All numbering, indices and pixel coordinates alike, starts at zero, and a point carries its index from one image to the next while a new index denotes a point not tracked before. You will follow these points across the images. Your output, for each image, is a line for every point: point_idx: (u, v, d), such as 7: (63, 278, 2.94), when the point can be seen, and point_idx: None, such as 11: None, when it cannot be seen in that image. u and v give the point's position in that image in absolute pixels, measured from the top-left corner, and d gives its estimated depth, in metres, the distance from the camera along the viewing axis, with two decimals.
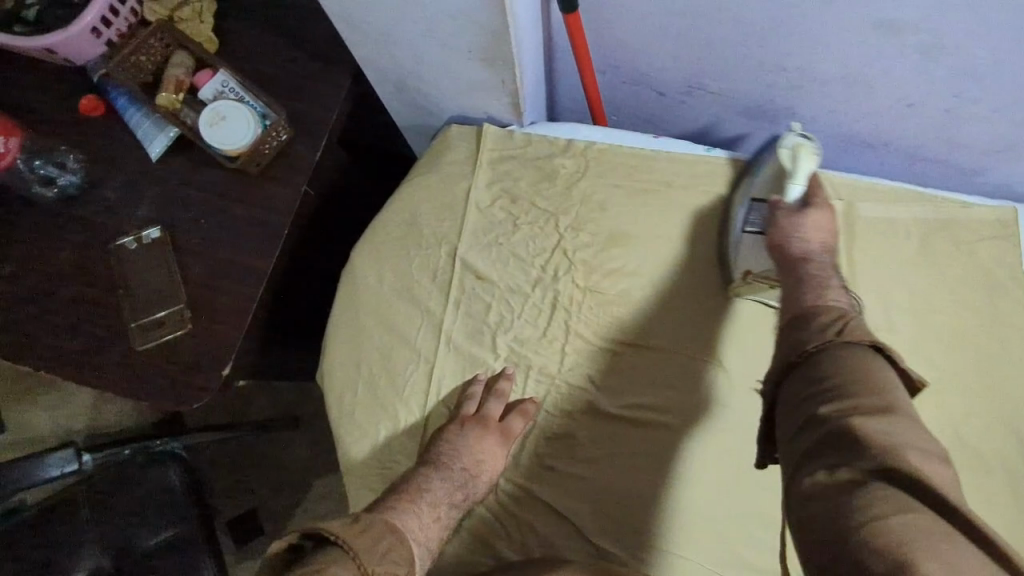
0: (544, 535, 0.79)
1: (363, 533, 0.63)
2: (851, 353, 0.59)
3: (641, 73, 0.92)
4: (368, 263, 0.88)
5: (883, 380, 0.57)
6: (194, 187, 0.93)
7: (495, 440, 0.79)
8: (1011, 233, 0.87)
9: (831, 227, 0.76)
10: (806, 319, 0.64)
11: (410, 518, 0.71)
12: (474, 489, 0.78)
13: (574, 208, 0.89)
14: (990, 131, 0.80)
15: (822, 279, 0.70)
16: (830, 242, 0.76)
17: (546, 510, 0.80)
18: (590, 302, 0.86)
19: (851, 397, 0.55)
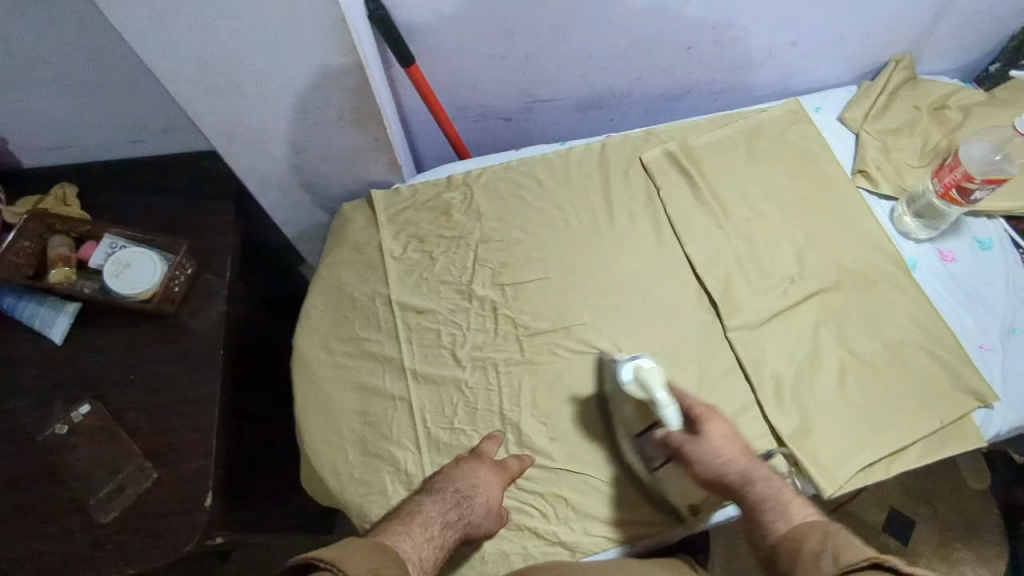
0: (572, 501, 0.81)
1: (350, 554, 0.58)
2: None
3: (485, 106, 1.09)
4: (313, 340, 0.90)
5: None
6: (110, 350, 0.90)
7: (489, 468, 0.78)
8: (802, 115, 1.11)
9: (729, 434, 0.76)
10: (794, 554, 0.63)
11: (404, 540, 0.66)
12: (471, 511, 0.74)
13: (475, 224, 0.99)
14: (751, 46, 1.05)
15: (780, 498, 0.71)
16: (744, 448, 0.76)
17: (568, 480, 0.82)
18: (525, 293, 0.94)
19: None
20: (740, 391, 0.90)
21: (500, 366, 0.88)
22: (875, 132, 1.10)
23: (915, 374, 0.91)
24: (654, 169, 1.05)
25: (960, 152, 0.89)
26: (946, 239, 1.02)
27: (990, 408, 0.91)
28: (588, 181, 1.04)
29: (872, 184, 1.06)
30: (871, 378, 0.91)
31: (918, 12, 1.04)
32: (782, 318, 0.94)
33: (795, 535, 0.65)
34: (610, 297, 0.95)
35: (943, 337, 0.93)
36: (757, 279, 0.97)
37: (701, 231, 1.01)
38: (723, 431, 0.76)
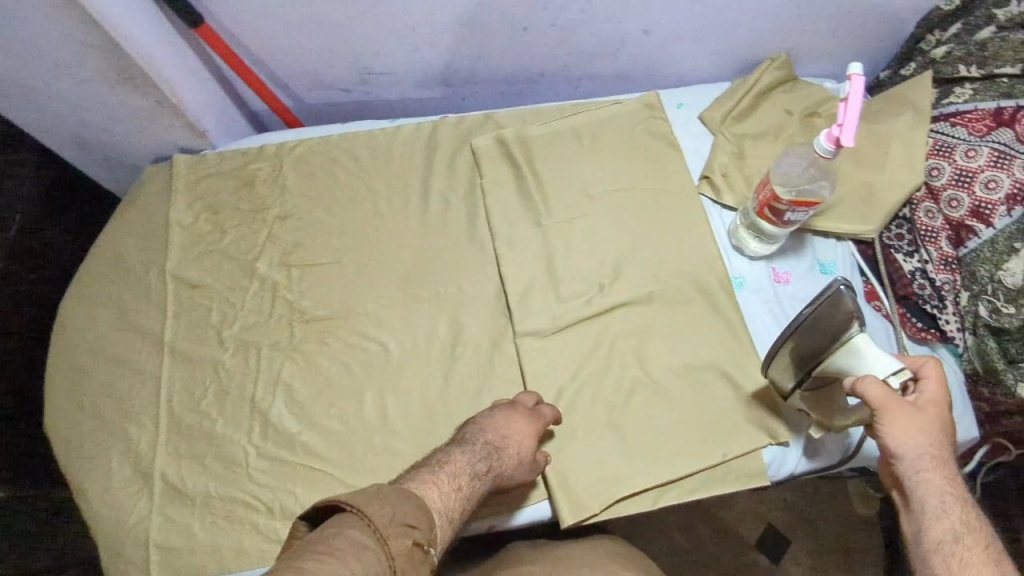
0: (303, 500, 0.76)
1: (380, 496, 0.54)
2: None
3: (315, 75, 1.02)
4: (81, 306, 0.87)
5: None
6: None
7: (523, 419, 0.76)
8: (658, 112, 1.03)
9: (913, 418, 0.65)
10: (925, 550, 0.63)
11: (437, 489, 0.61)
12: (502, 461, 0.72)
13: (277, 197, 0.94)
14: (597, 32, 0.97)
15: (947, 499, 0.64)
16: (939, 428, 0.66)
17: (305, 478, 0.78)
18: (312, 276, 0.90)
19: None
20: (515, 401, 0.84)
21: (264, 351, 0.84)
22: (733, 135, 1.02)
23: (705, 400, 0.85)
24: (482, 155, 0.98)
25: (771, 167, 0.85)
26: (782, 258, 0.94)
27: (783, 447, 0.84)
28: (409, 162, 0.98)
29: (716, 193, 0.98)
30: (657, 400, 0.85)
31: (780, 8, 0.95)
32: (579, 327, 0.89)
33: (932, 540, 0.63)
34: (402, 290, 0.90)
35: (747, 365, 0.86)
36: (564, 282, 0.91)
37: (516, 228, 0.95)
38: (918, 423, 0.65)
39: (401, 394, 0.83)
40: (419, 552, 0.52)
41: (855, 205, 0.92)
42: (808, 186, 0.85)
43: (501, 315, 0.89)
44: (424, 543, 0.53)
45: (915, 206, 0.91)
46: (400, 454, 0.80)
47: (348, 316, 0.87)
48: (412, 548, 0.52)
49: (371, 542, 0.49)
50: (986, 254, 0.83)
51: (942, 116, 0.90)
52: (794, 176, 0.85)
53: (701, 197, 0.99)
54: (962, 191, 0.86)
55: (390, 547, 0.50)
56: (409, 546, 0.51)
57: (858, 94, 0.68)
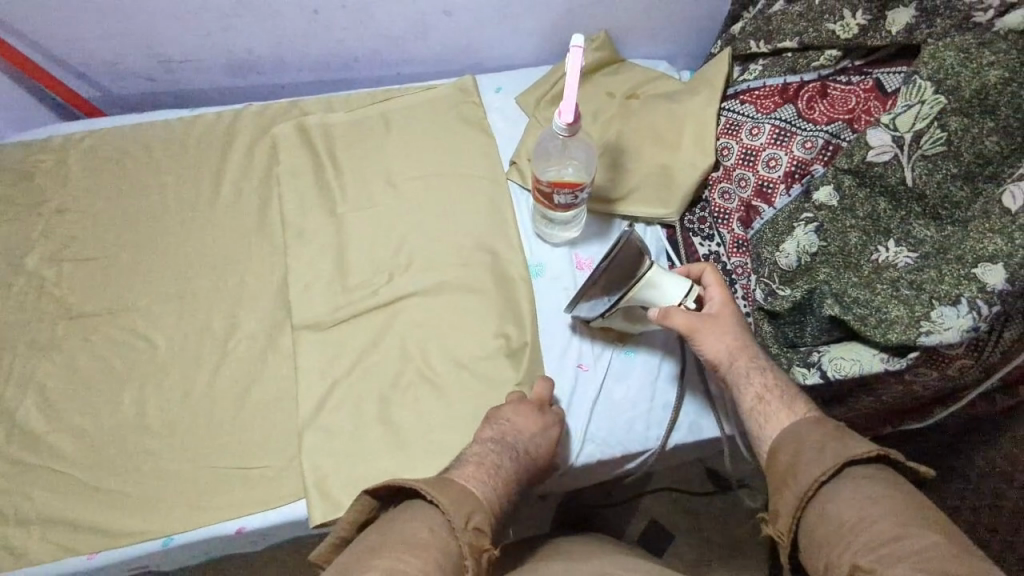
0: (38, 506, 0.74)
1: (449, 491, 0.58)
2: (781, 453, 0.62)
3: (110, 64, 0.98)
4: None
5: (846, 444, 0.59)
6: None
7: (543, 414, 0.75)
8: (471, 97, 1.00)
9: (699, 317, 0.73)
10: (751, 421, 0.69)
11: (493, 490, 0.63)
12: (537, 453, 0.72)
13: (56, 190, 0.91)
14: (395, 13, 0.96)
15: (751, 369, 0.70)
16: (729, 321, 0.73)
17: (48, 481, 0.75)
18: (83, 270, 0.86)
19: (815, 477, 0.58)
20: (284, 397, 0.81)
21: (24, 350, 0.81)
22: (547, 119, 0.98)
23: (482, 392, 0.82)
24: (280, 143, 0.95)
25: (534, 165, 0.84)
26: (588, 242, 0.91)
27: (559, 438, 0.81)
28: (204, 152, 0.95)
29: (522, 177, 0.94)
30: (430, 394, 0.82)
31: None
32: (360, 319, 0.85)
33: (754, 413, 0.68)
34: (181, 283, 0.86)
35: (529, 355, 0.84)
36: (353, 272, 0.88)
37: (309, 217, 0.91)
38: (716, 330, 0.72)
39: (163, 392, 0.80)
40: (490, 556, 0.55)
41: (654, 188, 0.90)
42: (574, 164, 0.83)
43: (282, 308, 0.86)
44: (491, 546, 0.55)
45: (711, 188, 0.89)
46: (153, 453, 0.77)
47: (117, 311, 0.84)
48: (481, 544, 0.55)
49: (447, 539, 0.53)
50: (768, 234, 0.81)
51: (734, 93, 0.90)
52: (552, 154, 0.84)
53: (509, 183, 0.95)
54: (748, 171, 0.84)
55: (465, 546, 0.53)
56: (480, 551, 0.54)
57: (575, 76, 0.65)
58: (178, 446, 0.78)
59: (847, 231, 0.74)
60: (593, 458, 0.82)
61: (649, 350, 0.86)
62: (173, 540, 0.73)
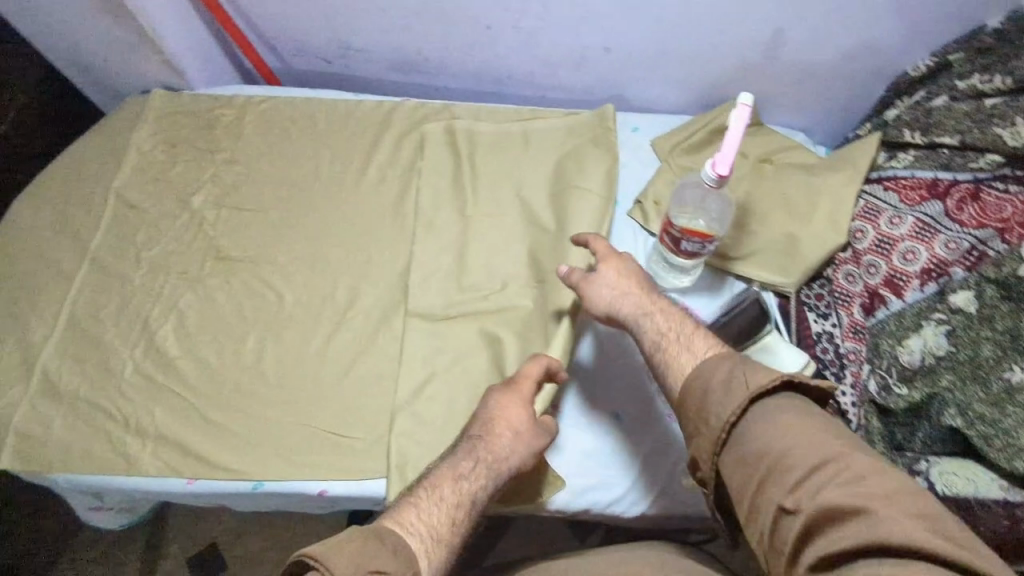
0: (156, 422, 0.79)
1: (348, 539, 0.52)
2: (753, 437, 0.56)
3: (298, 42, 1.10)
4: (29, 204, 0.94)
5: (823, 436, 0.55)
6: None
7: (503, 410, 0.72)
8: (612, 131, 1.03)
9: (626, 276, 0.76)
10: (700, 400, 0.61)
11: (421, 525, 0.58)
12: (493, 455, 0.68)
13: (232, 143, 1.02)
14: (559, 40, 1.01)
15: (679, 326, 0.70)
16: (639, 277, 0.76)
17: (168, 402, 0.80)
18: (238, 218, 0.95)
19: (786, 477, 0.53)
20: (385, 375, 0.84)
21: (173, 277, 0.89)
22: (678, 166, 1.00)
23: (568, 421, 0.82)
24: (429, 140, 1.02)
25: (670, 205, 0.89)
26: (696, 293, 0.92)
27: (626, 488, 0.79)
28: (360, 135, 1.04)
29: (644, 218, 0.97)
30: None
31: (733, 43, 0.97)
32: (467, 317, 0.89)
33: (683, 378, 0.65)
34: (315, 248, 0.93)
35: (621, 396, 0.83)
36: (469, 271, 0.93)
37: (440, 213, 0.97)
38: (613, 262, 0.78)
39: (282, 345, 0.85)
40: None
41: (776, 255, 0.90)
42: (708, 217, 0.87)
43: (400, 291, 0.91)
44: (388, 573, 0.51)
45: (836, 267, 0.88)
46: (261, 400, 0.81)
47: (257, 262, 0.91)
48: None
49: None
50: (891, 325, 0.79)
51: (879, 178, 0.89)
52: (689, 204, 0.88)
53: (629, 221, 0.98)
54: (880, 258, 0.83)
55: None
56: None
57: (739, 128, 0.67)
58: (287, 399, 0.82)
59: (980, 341, 0.71)
60: (666, 510, 0.79)
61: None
62: (262, 487, 0.77)
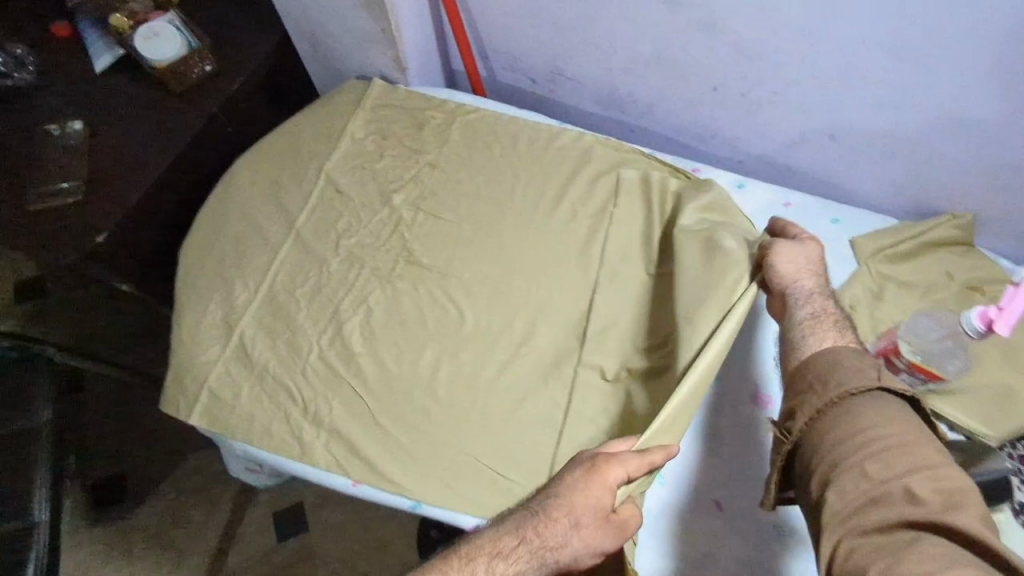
0: (331, 415, 0.82)
1: None
2: (849, 410, 0.58)
3: (514, 58, 1.10)
4: (247, 167, 1.00)
5: (908, 425, 0.57)
6: (99, 78, 1.08)
7: (568, 500, 0.63)
8: (812, 222, 0.98)
9: (812, 260, 0.75)
10: (808, 370, 0.63)
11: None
12: (542, 550, 0.62)
13: (437, 147, 1.03)
14: (783, 117, 0.94)
15: (827, 315, 0.68)
16: (820, 272, 0.73)
17: (345, 397, 0.83)
18: (433, 225, 0.97)
19: (850, 449, 0.56)
20: (547, 424, 0.83)
21: (363, 272, 0.92)
22: (879, 273, 0.91)
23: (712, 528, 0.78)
24: (623, 187, 0.98)
25: (899, 326, 0.84)
26: None
27: None
28: (557, 165, 1.03)
29: None
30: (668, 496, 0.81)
31: (973, 165, 0.87)
32: (631, 384, 0.85)
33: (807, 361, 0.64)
34: (500, 274, 0.94)
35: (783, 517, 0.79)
36: (638, 340, 0.88)
37: (624, 265, 0.93)
38: (796, 249, 0.75)
39: (456, 364, 0.86)
40: None
41: (986, 405, 0.82)
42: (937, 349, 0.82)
43: (574, 339, 0.89)
44: None
45: None
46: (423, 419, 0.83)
47: (443, 277, 0.93)
48: None
49: None
50: None
51: None
52: (921, 333, 0.83)
53: None
54: None
55: None
56: None
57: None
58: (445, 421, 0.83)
59: None
60: None
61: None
62: (417, 508, 0.80)
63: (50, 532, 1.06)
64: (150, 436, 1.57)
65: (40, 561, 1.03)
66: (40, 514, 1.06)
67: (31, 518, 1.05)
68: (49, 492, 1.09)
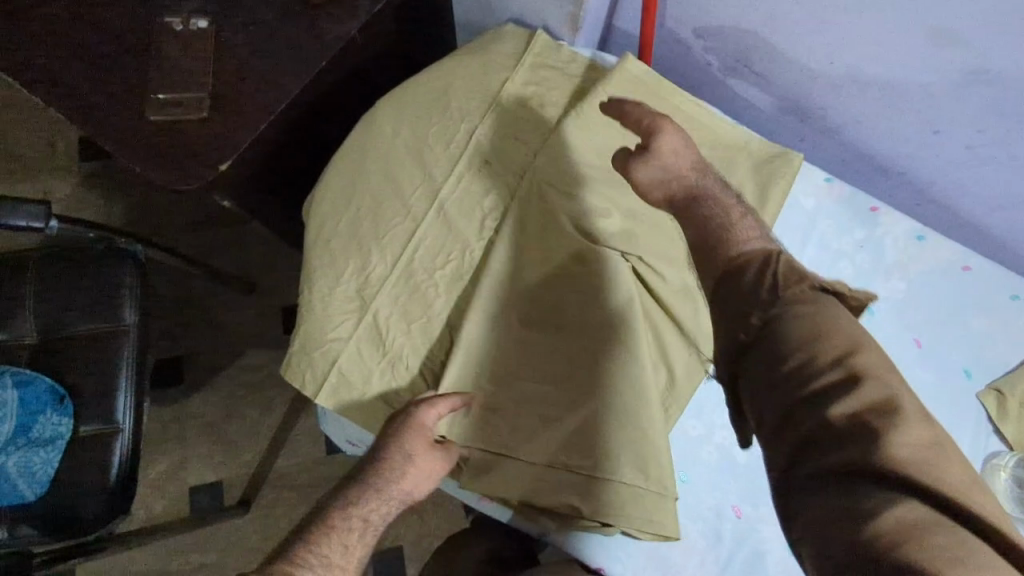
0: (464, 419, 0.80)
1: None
2: (830, 322, 0.52)
3: (698, 35, 0.93)
4: (391, 115, 0.89)
5: (854, 329, 0.52)
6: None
7: (405, 449, 0.73)
8: (990, 297, 0.90)
9: (685, 148, 0.68)
10: (732, 272, 0.57)
11: (315, 558, 0.63)
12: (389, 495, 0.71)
13: (598, 123, 0.88)
14: (1000, 180, 0.86)
15: (724, 218, 0.62)
16: (695, 157, 0.68)
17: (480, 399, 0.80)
18: (587, 221, 0.84)
19: (787, 342, 0.51)
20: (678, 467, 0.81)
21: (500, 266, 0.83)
22: None
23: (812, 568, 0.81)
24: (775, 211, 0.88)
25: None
26: None
27: None
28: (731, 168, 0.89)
29: (997, 413, 0.85)
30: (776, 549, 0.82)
31: None
32: None
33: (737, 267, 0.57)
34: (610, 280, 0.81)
35: None
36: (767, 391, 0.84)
37: None
38: (684, 141, 0.67)
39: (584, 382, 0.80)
40: None
41: None
42: None
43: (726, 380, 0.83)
44: None
45: None
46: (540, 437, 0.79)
47: (586, 281, 0.82)
48: None
49: None
50: None
51: None
52: None
53: (977, 402, 0.86)
54: None
55: None
56: None
57: None
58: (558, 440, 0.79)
59: None
60: None
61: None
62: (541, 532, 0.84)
63: (132, 439, 1.00)
64: (203, 321, 1.45)
65: (122, 469, 0.98)
66: (122, 420, 1.00)
67: (114, 423, 1.00)
68: (133, 397, 1.02)
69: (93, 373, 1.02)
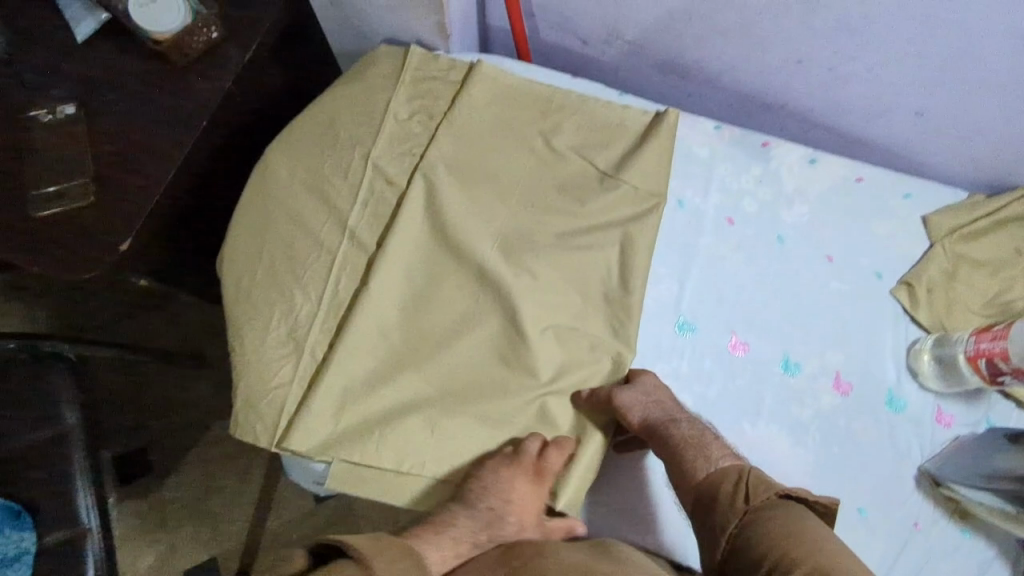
0: (413, 441, 0.77)
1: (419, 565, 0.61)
2: (756, 532, 0.63)
3: (565, 16, 0.97)
4: (282, 158, 0.89)
5: (798, 527, 0.62)
6: (81, 52, 0.94)
7: (517, 475, 0.74)
8: (884, 199, 0.96)
9: (648, 400, 0.78)
10: (712, 495, 0.68)
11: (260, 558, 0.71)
12: (505, 528, 0.71)
13: (489, 120, 0.90)
14: (868, 93, 0.90)
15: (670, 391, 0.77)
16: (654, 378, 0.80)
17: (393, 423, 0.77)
18: (496, 213, 0.86)
19: (742, 520, 0.65)
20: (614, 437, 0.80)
21: (417, 285, 0.83)
22: (953, 252, 0.93)
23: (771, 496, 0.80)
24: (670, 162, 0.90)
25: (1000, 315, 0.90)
26: (956, 400, 0.87)
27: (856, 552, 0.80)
28: (621, 135, 0.92)
29: (912, 303, 0.90)
30: None
31: None
32: (723, 374, 0.84)
33: (708, 484, 0.69)
34: (512, 265, 0.83)
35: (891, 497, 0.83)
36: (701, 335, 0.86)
37: (701, 249, 0.90)
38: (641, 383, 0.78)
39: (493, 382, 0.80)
40: None
41: None
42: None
43: (665, 335, 0.85)
44: None
45: None
46: (481, 439, 0.78)
47: (499, 275, 0.82)
48: None
49: None
50: None
51: None
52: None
53: (892, 298, 0.91)
54: None
55: None
56: None
57: None
58: (488, 446, 0.78)
59: None
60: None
61: (986, 536, 0.84)
62: None
63: (103, 538, 0.93)
64: (151, 406, 1.36)
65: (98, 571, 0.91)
66: (88, 519, 0.93)
67: (80, 525, 0.92)
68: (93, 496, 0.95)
69: (45, 476, 0.94)
